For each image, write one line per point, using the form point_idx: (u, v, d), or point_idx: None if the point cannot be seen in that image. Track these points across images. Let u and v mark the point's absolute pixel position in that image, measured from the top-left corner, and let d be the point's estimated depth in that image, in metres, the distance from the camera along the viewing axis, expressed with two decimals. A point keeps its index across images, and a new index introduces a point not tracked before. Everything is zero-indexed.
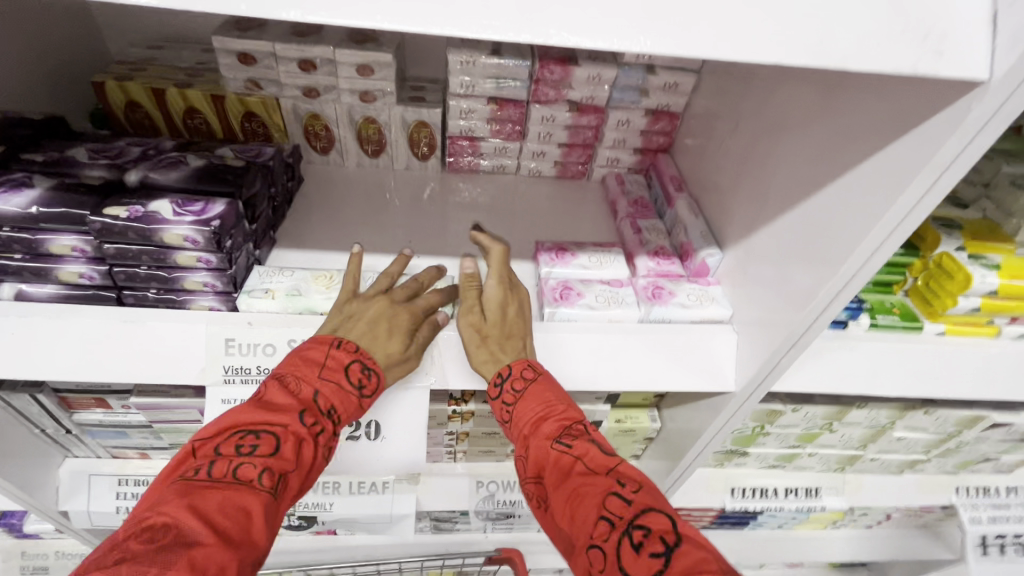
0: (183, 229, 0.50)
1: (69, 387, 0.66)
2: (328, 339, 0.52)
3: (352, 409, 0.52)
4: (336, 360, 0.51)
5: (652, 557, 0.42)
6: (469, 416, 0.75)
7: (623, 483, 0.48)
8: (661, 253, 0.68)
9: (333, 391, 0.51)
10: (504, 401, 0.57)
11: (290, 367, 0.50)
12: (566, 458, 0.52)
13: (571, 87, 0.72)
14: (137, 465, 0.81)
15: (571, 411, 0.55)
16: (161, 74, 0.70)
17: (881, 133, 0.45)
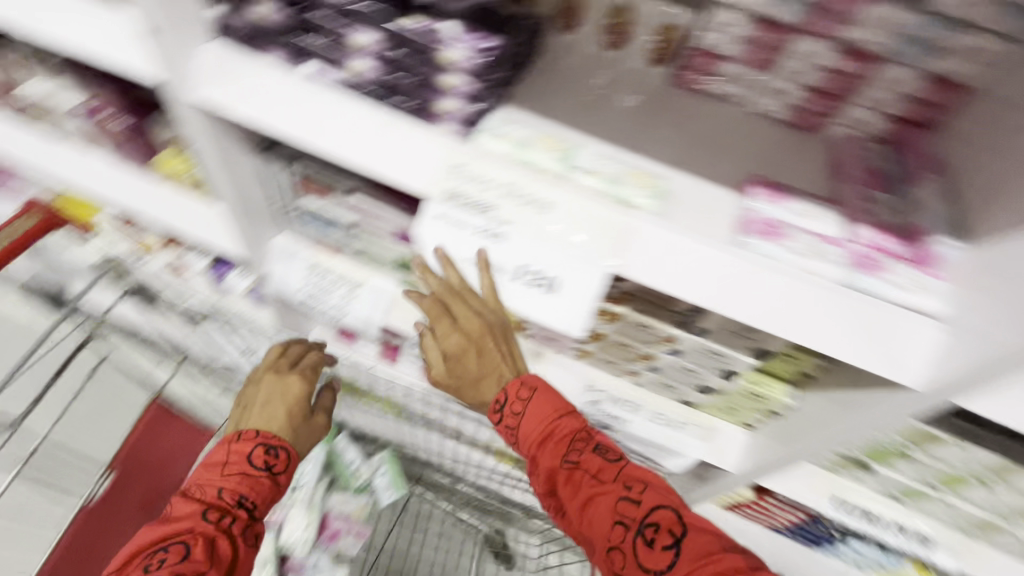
0: (460, 50, 0.59)
1: (313, 170, 0.80)
2: (228, 440, 0.89)
3: (261, 490, 0.85)
4: (236, 453, 0.87)
5: (666, 548, 0.69)
6: (615, 319, 0.75)
7: (629, 487, 0.75)
8: (890, 229, 0.60)
9: (234, 485, 0.83)
10: (510, 421, 0.81)
11: (221, 453, 0.87)
12: (577, 472, 0.77)
13: (859, 24, 0.61)
14: (325, 259, 0.94)
15: (567, 419, 0.79)
16: None
17: None
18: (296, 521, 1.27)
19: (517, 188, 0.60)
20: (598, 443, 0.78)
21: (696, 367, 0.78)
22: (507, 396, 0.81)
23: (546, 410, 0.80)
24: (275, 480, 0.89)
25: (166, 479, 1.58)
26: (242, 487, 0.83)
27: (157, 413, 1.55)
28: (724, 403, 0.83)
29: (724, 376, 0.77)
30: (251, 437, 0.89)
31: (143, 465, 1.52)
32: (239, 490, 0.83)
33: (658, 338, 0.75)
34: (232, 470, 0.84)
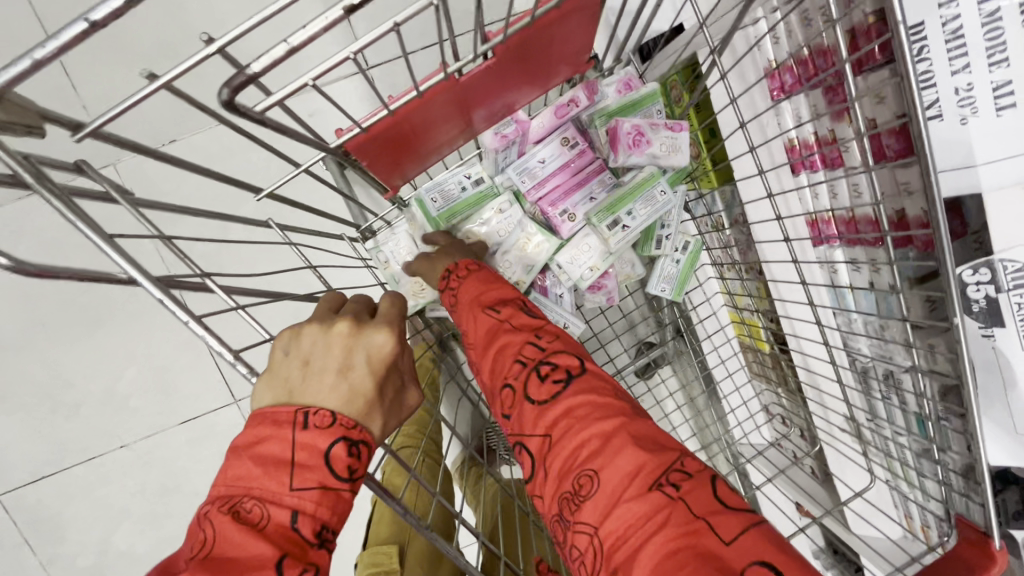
0: None
1: None
2: (287, 416, 0.38)
3: (344, 506, 0.38)
4: (305, 452, 0.37)
5: (553, 384, 0.50)
6: None
7: (540, 335, 0.55)
8: None
9: (316, 500, 0.36)
10: (446, 294, 0.65)
11: (267, 433, 0.38)
12: (491, 320, 0.57)
13: None
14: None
15: (499, 281, 0.62)
16: None
17: None
18: (585, 250, 0.74)
19: None
20: (523, 302, 0.60)
21: None
22: (451, 266, 0.65)
23: (472, 283, 0.61)
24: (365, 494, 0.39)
25: (506, 91, 0.62)
26: (323, 510, 0.36)
27: (579, 14, 0.55)
28: None
29: None
30: (327, 426, 0.38)
31: (529, 60, 0.59)
32: (318, 517, 0.36)
33: None
34: (308, 477, 0.36)
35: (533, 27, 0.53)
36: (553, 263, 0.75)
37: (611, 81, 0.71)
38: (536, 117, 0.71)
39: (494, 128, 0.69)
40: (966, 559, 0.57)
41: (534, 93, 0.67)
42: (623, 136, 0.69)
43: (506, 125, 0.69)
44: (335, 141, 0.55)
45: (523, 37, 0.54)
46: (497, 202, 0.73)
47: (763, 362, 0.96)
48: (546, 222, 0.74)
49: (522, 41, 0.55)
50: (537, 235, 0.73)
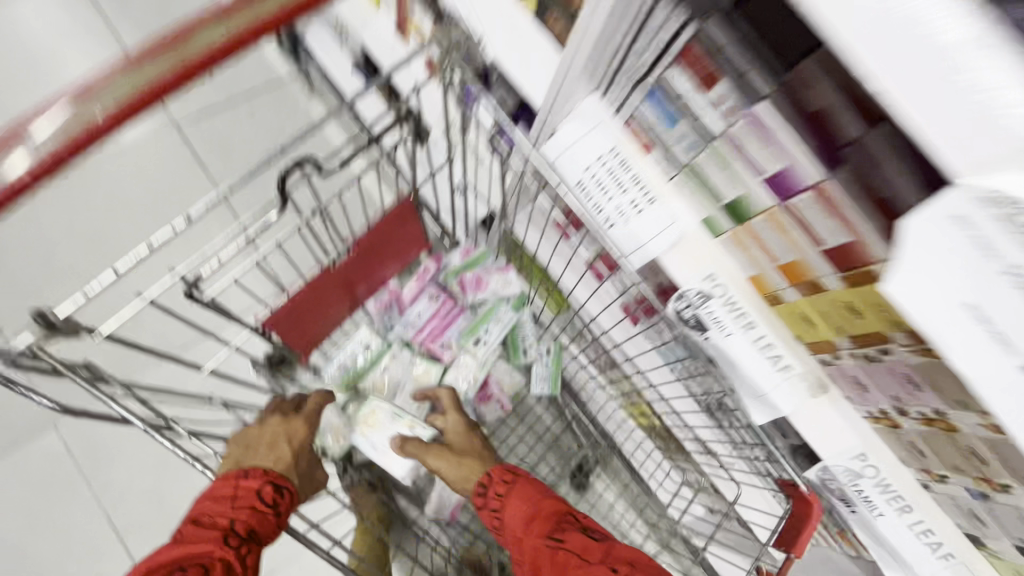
0: None
1: (725, 39, 0.54)
2: (234, 475, 0.65)
3: (269, 522, 0.64)
4: (245, 488, 0.64)
5: None
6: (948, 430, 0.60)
7: (616, 567, 0.62)
8: None
9: (248, 515, 0.62)
10: (496, 512, 0.75)
11: (224, 482, 0.65)
12: (561, 551, 0.66)
13: None
14: (634, 151, 0.73)
15: (548, 503, 0.72)
16: None
17: None
18: (463, 368, 0.99)
19: None
20: (579, 523, 0.69)
21: None
22: (492, 479, 0.77)
23: (521, 510, 0.72)
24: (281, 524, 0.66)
25: (373, 276, 0.85)
26: (255, 516, 0.63)
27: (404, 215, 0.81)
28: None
29: None
30: (258, 475, 0.66)
31: (381, 252, 0.83)
32: (253, 518, 0.63)
33: None
34: (242, 505, 0.63)
35: (378, 229, 0.79)
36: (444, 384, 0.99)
37: (454, 251, 1.00)
38: (404, 286, 0.99)
39: (373, 298, 0.97)
40: (799, 513, 0.75)
41: (397, 270, 0.90)
42: (468, 283, 1.00)
43: (382, 295, 0.97)
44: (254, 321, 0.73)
45: (372, 236, 0.79)
46: (391, 351, 0.98)
47: (660, 435, 1.11)
48: (430, 354, 1.00)
49: (372, 240, 0.79)
50: (425, 365, 0.98)
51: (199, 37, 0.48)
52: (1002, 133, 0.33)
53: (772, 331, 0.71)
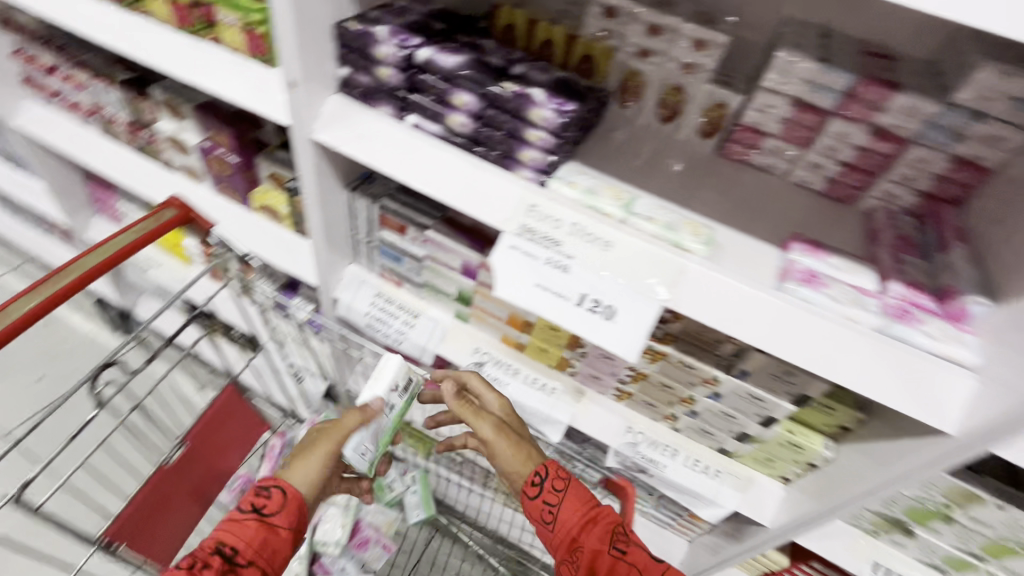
0: (546, 112, 0.66)
1: (395, 205, 0.89)
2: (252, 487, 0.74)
3: (253, 527, 0.68)
4: (236, 512, 0.70)
5: None
6: (639, 379, 0.87)
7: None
8: (921, 287, 0.66)
9: (235, 524, 0.68)
10: (548, 501, 0.75)
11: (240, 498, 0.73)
12: (619, 561, 0.70)
13: (884, 111, 0.74)
14: (392, 290, 1.03)
15: (602, 510, 0.75)
16: (539, 11, 0.89)
17: None
18: (332, 520, 1.10)
19: (584, 228, 0.68)
20: (631, 538, 0.73)
21: (735, 412, 0.81)
22: (549, 472, 0.77)
23: (575, 505, 0.75)
24: (276, 522, 0.70)
25: (214, 470, 0.97)
26: (239, 515, 0.69)
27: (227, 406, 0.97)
28: (762, 453, 0.85)
29: (762, 423, 0.80)
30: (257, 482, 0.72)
31: (215, 441, 0.95)
32: (237, 513, 0.69)
33: (698, 380, 0.80)
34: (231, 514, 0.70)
35: (204, 419, 0.92)
36: (318, 547, 1.08)
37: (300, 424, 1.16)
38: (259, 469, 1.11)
39: (228, 489, 1.07)
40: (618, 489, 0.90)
41: (240, 454, 1.02)
42: None
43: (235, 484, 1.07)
44: (96, 536, 0.77)
45: (202, 426, 0.91)
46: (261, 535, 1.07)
47: None
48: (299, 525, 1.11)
49: (203, 429, 0.91)
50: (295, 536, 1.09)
51: (14, 309, 0.69)
52: (490, 187, 0.71)
53: (527, 368, 0.96)
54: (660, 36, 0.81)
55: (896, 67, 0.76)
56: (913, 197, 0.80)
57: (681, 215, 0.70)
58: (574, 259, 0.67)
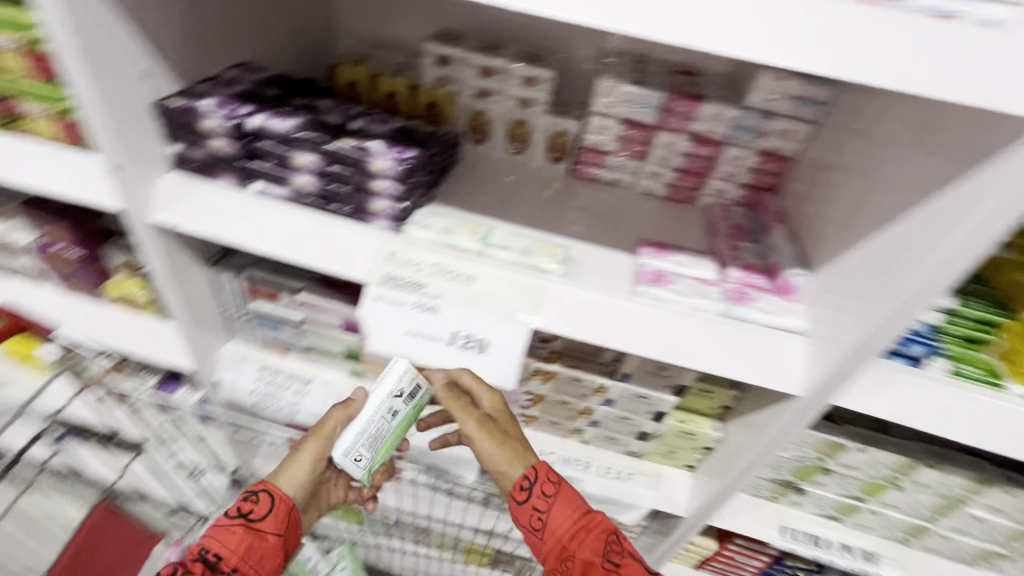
0: (386, 162, 0.68)
1: (260, 273, 0.86)
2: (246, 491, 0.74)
3: (235, 538, 0.70)
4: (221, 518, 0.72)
5: None
6: (539, 401, 0.88)
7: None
8: (754, 268, 0.74)
9: (218, 531, 0.71)
10: (537, 505, 0.71)
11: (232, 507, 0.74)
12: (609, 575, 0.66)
13: (696, 120, 0.83)
14: (277, 359, 0.99)
15: (595, 517, 0.70)
16: (379, 66, 0.93)
17: (927, 198, 0.56)
18: None
19: (444, 266, 0.69)
20: (626, 547, 0.69)
21: (629, 414, 0.85)
22: (541, 476, 0.72)
23: (566, 512, 0.70)
24: (262, 529, 0.72)
25: None
26: (225, 527, 0.71)
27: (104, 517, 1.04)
28: (663, 447, 0.89)
29: (655, 419, 0.84)
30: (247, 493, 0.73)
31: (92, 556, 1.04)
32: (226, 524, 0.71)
33: (589, 391, 0.83)
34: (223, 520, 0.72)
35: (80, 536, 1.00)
36: None
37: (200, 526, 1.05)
38: None
39: None
40: None
41: None
42: None
43: None
44: None
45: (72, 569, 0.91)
46: None
47: (477, 556, 1.19)
48: None
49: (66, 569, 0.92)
50: None
51: None
52: (346, 243, 0.70)
53: (431, 412, 0.95)
54: (493, 77, 0.87)
55: (699, 81, 0.86)
56: (739, 190, 0.90)
57: (535, 239, 0.74)
58: (440, 299, 0.68)
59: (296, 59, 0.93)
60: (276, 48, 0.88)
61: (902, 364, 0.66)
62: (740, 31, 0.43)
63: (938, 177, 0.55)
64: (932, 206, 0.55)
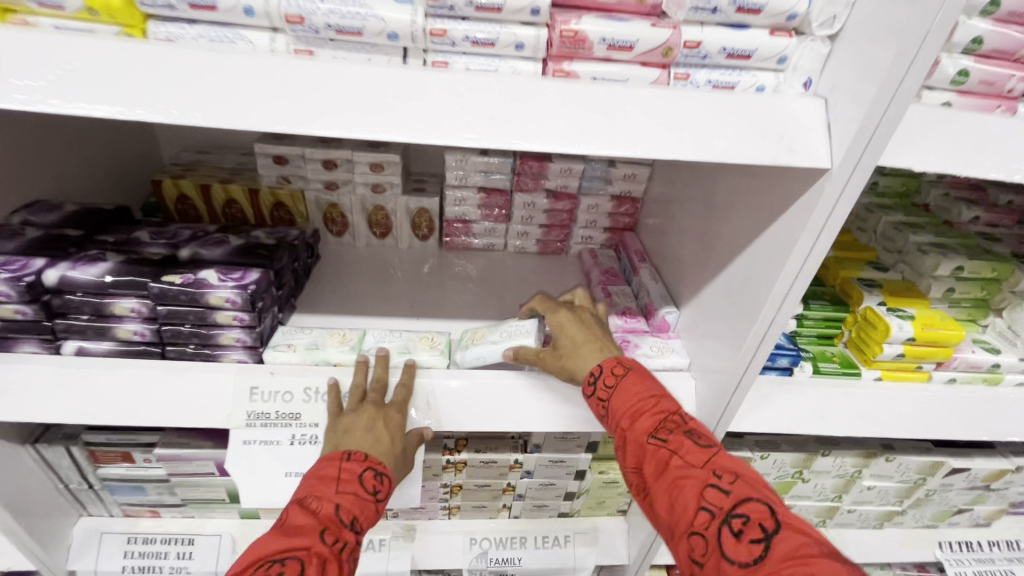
0: (225, 292, 0.61)
1: (100, 438, 0.72)
2: (338, 456, 0.56)
3: (371, 516, 0.54)
4: (348, 471, 0.55)
5: (752, 543, 0.46)
6: (458, 490, 0.83)
7: (719, 475, 0.51)
8: (631, 312, 0.78)
9: (352, 503, 0.53)
10: (601, 399, 0.60)
11: (315, 486, 0.53)
12: (661, 451, 0.54)
13: (548, 178, 0.86)
14: (147, 524, 0.84)
15: (665, 403, 0.58)
16: (209, 174, 0.85)
17: (752, 232, 0.61)
18: None
19: (318, 389, 0.62)
20: (692, 427, 0.55)
21: (551, 480, 0.82)
22: (601, 371, 0.61)
23: (627, 398, 0.59)
24: (379, 511, 0.56)
25: None
26: (355, 510, 0.53)
27: None
28: (592, 500, 0.88)
29: (577, 477, 0.82)
30: (361, 461, 0.56)
31: None
32: (352, 511, 0.53)
33: (505, 469, 0.80)
34: (346, 490, 0.54)
35: None
36: None
37: None
38: None
39: None
40: None
41: None
42: None
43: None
44: None
45: None
46: None
47: None
48: None
49: None
50: None
51: None
52: (194, 390, 0.61)
53: None
54: (337, 168, 0.83)
55: None
56: (602, 234, 0.95)
57: (411, 333, 0.70)
58: (321, 426, 0.62)
59: (108, 181, 0.83)
60: (77, 176, 0.77)
61: (776, 377, 0.70)
62: (552, 132, 0.44)
63: (762, 207, 0.59)
64: (762, 239, 0.59)
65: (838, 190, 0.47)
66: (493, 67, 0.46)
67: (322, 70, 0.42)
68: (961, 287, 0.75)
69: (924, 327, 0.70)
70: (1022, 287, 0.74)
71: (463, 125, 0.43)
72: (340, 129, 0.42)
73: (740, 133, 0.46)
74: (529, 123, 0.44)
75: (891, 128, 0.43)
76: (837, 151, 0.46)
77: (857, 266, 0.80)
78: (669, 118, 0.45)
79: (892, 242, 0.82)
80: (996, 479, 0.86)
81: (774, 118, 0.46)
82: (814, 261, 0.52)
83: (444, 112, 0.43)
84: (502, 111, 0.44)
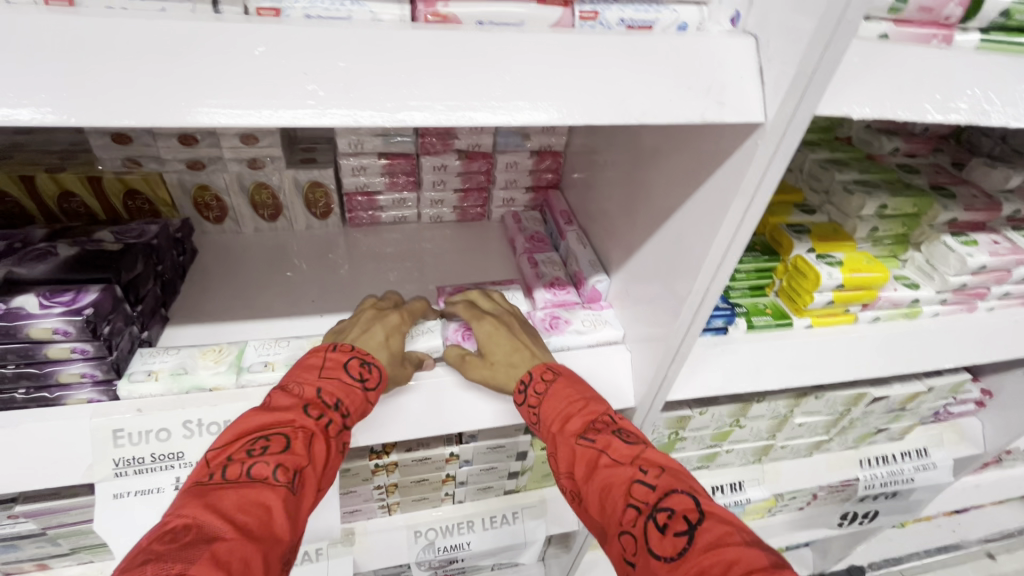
0: (51, 322, 0.49)
1: None
2: (325, 346, 0.55)
3: (359, 403, 0.52)
4: (334, 361, 0.53)
5: (676, 536, 0.41)
6: (394, 488, 0.77)
7: (645, 470, 0.47)
8: (558, 284, 0.72)
9: (337, 386, 0.51)
10: (529, 406, 0.56)
11: (300, 372, 0.52)
12: (589, 453, 0.50)
13: (457, 137, 0.76)
14: None
15: (592, 405, 0.54)
16: (29, 160, 0.67)
17: (681, 193, 0.55)
18: None
19: (201, 422, 0.52)
20: (620, 426, 0.52)
21: (492, 464, 0.78)
22: (530, 379, 0.56)
23: (558, 401, 0.54)
24: (371, 401, 0.53)
25: None
26: (340, 393, 0.51)
27: None
28: (537, 475, 0.85)
29: (519, 458, 0.79)
30: (345, 351, 0.54)
31: None
32: (334, 394, 0.51)
33: (441, 462, 0.74)
34: (331, 372, 0.52)
35: None
36: None
37: None
38: None
39: None
40: None
41: None
42: None
43: None
44: None
45: None
46: None
47: None
48: None
49: None
50: None
51: None
52: (35, 445, 0.49)
53: None
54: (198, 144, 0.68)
55: None
56: (523, 194, 0.87)
57: (302, 340, 0.61)
58: None
59: None
60: None
61: (711, 338, 0.67)
62: (433, 100, 0.35)
63: (692, 165, 0.53)
64: (692, 201, 0.53)
65: (774, 148, 0.41)
66: (343, 14, 0.35)
67: (89, 32, 0.30)
68: (884, 224, 0.74)
69: (851, 272, 0.68)
70: (939, 220, 0.74)
71: (311, 98, 0.33)
72: (137, 116, 0.31)
73: (663, 85, 0.38)
74: (402, 91, 0.34)
75: (833, 70, 0.37)
76: (771, 101, 0.40)
77: (786, 211, 0.77)
78: (577, 72, 0.37)
79: (819, 181, 0.79)
80: (911, 401, 0.91)
81: (700, 63, 0.39)
82: (749, 226, 0.47)
83: (280, 82, 0.33)
84: (363, 76, 0.34)
